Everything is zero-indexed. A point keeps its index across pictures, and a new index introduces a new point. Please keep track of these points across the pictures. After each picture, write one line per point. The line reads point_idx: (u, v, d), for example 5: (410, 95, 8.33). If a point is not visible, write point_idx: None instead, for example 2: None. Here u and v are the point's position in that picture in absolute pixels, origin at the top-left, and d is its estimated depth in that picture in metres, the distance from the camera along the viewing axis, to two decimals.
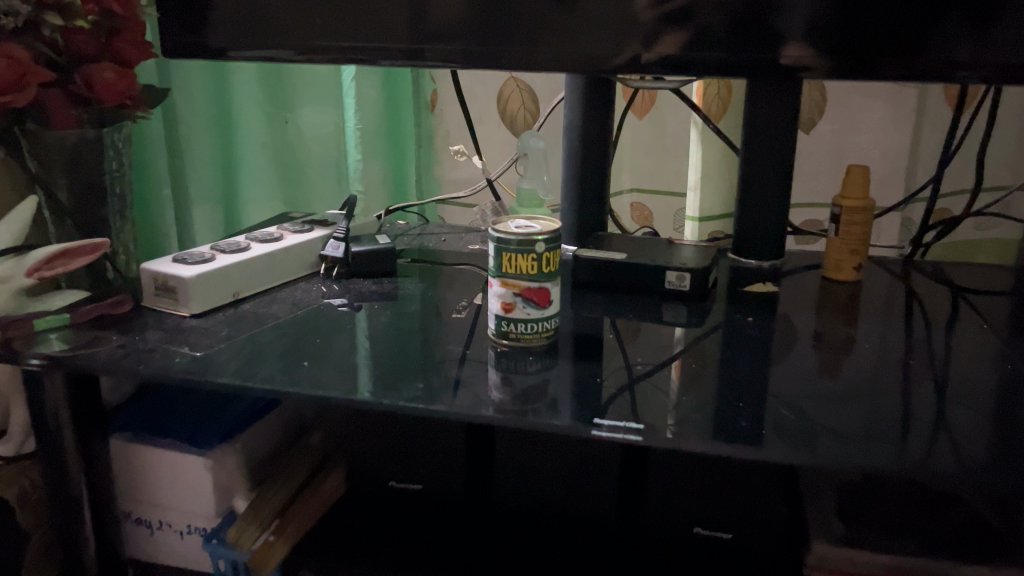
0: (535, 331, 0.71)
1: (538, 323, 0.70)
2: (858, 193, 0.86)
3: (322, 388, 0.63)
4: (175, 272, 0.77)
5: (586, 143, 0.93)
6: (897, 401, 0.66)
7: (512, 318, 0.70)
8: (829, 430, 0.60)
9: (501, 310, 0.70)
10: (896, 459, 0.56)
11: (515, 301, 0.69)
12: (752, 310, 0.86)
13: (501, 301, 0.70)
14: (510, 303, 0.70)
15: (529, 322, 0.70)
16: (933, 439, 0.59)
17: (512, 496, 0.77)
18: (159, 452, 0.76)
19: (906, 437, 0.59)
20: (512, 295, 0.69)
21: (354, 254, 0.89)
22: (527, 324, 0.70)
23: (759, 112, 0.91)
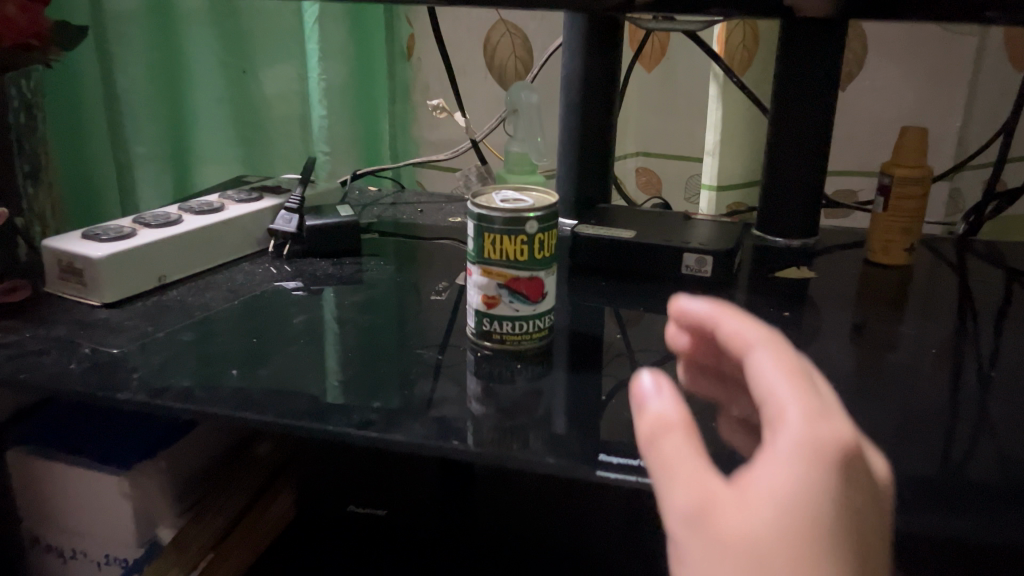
0: (525, 331, 0.57)
1: (528, 322, 0.57)
2: (914, 161, 0.72)
3: (251, 407, 0.49)
4: (82, 251, 0.62)
5: (586, 99, 0.79)
6: (972, 418, 0.53)
7: (496, 315, 0.56)
8: (896, 462, 0.47)
9: (484, 305, 0.56)
10: (965, 500, 0.43)
11: (500, 293, 0.55)
12: (783, 299, 0.72)
13: (483, 293, 0.56)
14: (493, 296, 0.55)
15: (518, 320, 0.56)
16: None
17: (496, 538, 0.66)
18: (65, 472, 0.62)
19: (996, 472, 0.46)
20: (496, 286, 0.55)
21: (310, 228, 0.75)
22: (514, 322, 0.56)
23: (795, 62, 0.76)
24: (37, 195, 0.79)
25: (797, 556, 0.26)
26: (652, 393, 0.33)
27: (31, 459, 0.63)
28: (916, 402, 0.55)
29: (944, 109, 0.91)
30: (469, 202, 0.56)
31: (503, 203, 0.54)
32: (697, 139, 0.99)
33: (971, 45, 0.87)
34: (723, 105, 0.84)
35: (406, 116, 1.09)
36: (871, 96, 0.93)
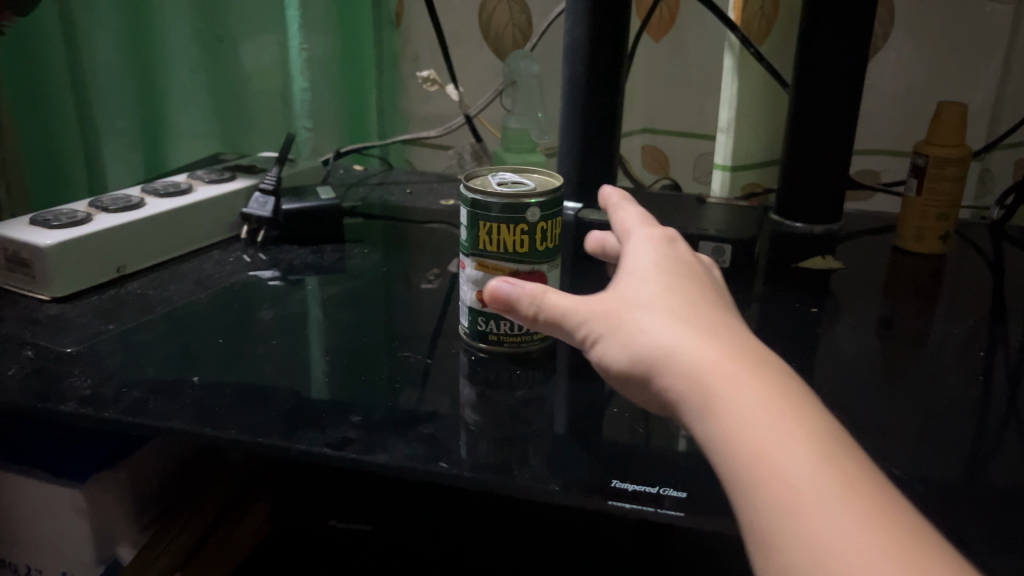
0: (524, 331, 0.51)
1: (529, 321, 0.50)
2: (951, 138, 0.66)
3: (211, 422, 0.43)
4: (27, 239, 0.55)
5: (589, 71, 0.72)
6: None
7: (491, 313, 0.50)
8: (953, 487, 0.41)
9: (479, 303, 0.50)
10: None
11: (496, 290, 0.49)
12: (806, 293, 0.66)
13: (476, 290, 0.49)
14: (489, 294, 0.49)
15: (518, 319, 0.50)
16: None
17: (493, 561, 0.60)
18: (13, 485, 0.56)
19: None
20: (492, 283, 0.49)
21: (287, 212, 0.68)
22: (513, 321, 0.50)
23: (820, 29, 0.69)
24: None
25: (677, 289, 0.38)
26: (509, 285, 0.43)
27: None
28: (965, 412, 0.49)
29: (976, 83, 0.84)
30: (462, 185, 0.50)
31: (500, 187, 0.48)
32: (708, 116, 0.93)
33: (1005, 15, 0.81)
34: (739, 78, 0.77)
35: (394, 88, 1.01)
36: (897, 70, 0.87)
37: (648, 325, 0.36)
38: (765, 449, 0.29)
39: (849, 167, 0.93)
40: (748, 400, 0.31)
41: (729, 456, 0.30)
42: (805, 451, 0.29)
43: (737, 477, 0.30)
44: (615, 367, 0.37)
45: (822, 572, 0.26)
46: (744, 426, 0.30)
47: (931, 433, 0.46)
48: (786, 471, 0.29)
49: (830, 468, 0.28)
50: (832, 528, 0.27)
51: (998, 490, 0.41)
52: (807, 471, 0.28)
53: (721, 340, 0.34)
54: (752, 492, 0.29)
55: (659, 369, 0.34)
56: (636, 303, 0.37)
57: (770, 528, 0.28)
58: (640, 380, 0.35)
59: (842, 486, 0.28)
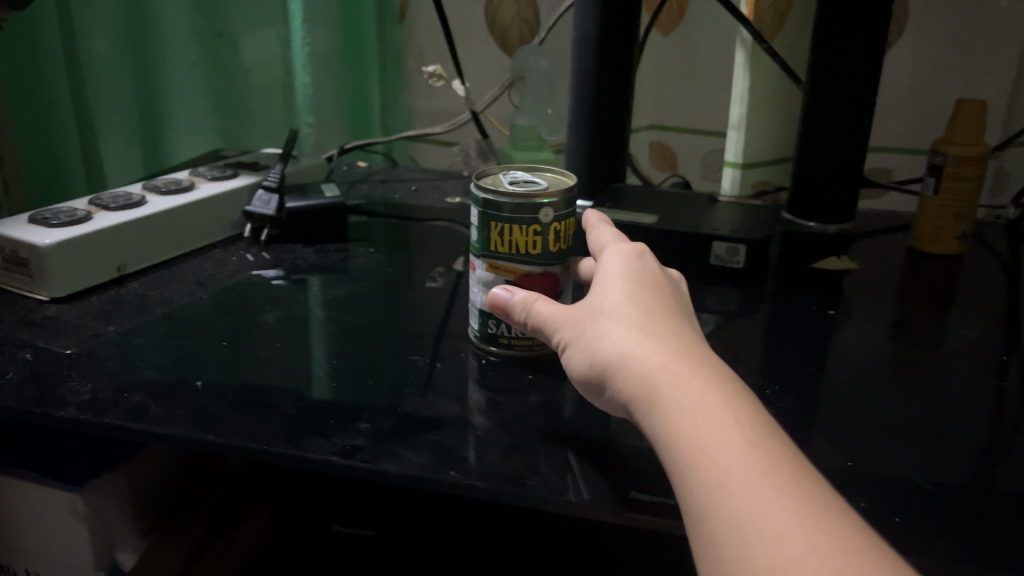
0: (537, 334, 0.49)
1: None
2: (970, 136, 0.64)
3: (213, 429, 0.41)
4: (25, 237, 0.54)
5: (600, 66, 0.70)
6: None
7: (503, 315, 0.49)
8: (979, 495, 0.40)
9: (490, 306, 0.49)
10: None
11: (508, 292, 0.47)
12: (820, 293, 0.65)
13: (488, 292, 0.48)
14: None
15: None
16: None
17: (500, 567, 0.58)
18: (11, 489, 0.55)
19: None
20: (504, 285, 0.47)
21: (290, 210, 0.67)
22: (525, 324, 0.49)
23: (836, 24, 0.67)
24: None
25: (636, 296, 0.40)
26: (508, 293, 0.45)
27: None
28: (989, 417, 0.47)
29: (990, 80, 0.83)
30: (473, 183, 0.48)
31: (512, 185, 0.46)
32: (718, 112, 0.91)
33: None
34: (751, 74, 0.75)
35: (398, 83, 0.99)
36: (910, 67, 0.85)
37: (605, 334, 0.38)
38: (698, 437, 0.31)
39: (864, 163, 0.92)
40: (687, 397, 0.33)
41: (668, 449, 0.32)
42: (733, 438, 0.31)
43: (674, 464, 0.32)
44: (580, 375, 0.39)
45: (746, 546, 0.27)
46: (681, 420, 0.32)
47: (955, 442, 0.44)
48: (715, 456, 0.30)
49: (755, 452, 0.30)
50: (752, 500, 0.28)
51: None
52: (733, 455, 0.30)
53: (676, 348, 0.36)
54: (686, 479, 0.31)
55: (612, 374, 0.36)
56: (597, 313, 0.40)
57: (699, 510, 0.30)
58: (599, 386, 0.38)
59: (764, 467, 0.29)
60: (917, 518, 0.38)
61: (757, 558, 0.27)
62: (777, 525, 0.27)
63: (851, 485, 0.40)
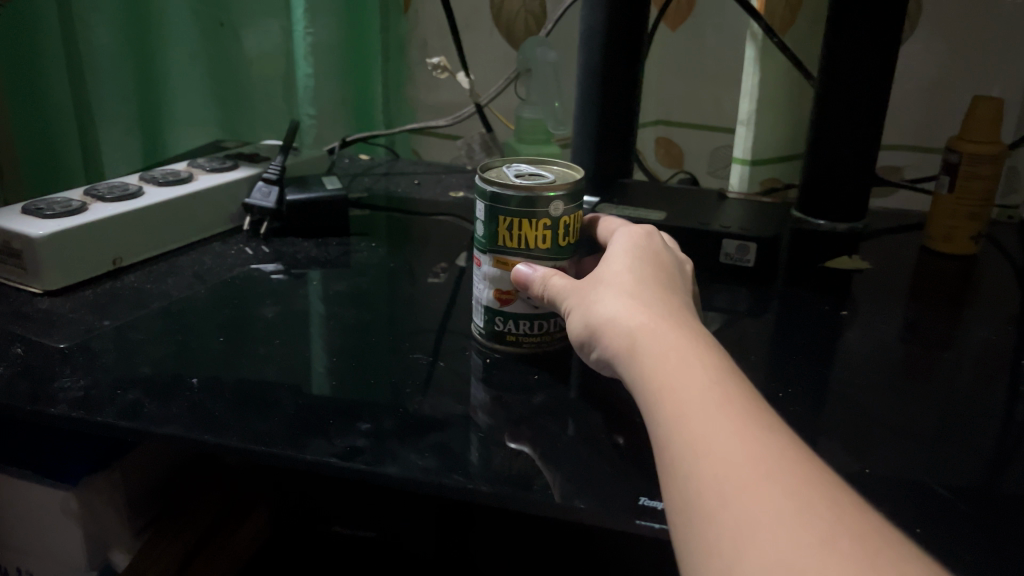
0: (543, 332, 0.48)
1: (549, 321, 0.48)
2: (985, 135, 0.63)
3: (208, 428, 0.40)
4: (18, 228, 0.52)
5: (608, 59, 0.68)
6: None
7: (509, 313, 0.47)
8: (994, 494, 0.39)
9: (497, 303, 0.47)
10: None
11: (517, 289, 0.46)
12: (831, 293, 0.64)
13: (495, 289, 0.47)
14: (508, 292, 0.46)
15: (536, 320, 0.47)
16: None
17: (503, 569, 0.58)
18: (3, 486, 0.54)
19: None
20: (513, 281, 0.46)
21: (290, 203, 0.66)
22: (532, 321, 0.47)
23: (850, 18, 0.66)
24: None
25: (634, 266, 0.41)
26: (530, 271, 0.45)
27: None
28: (1000, 418, 0.46)
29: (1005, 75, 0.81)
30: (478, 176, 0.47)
31: (518, 179, 0.45)
32: (726, 108, 0.90)
33: None
34: (762, 69, 0.74)
35: (402, 75, 0.98)
36: (923, 63, 0.84)
37: (600, 298, 0.39)
38: (666, 380, 0.33)
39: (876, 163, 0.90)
40: (661, 347, 0.34)
41: (641, 392, 0.34)
42: (697, 378, 0.32)
43: (644, 401, 0.33)
44: (579, 339, 0.40)
45: (690, 461, 0.29)
46: (654, 366, 0.34)
47: (971, 445, 0.43)
48: (678, 395, 0.31)
49: (712, 387, 0.31)
50: (701, 424, 0.30)
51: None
52: (694, 394, 0.31)
53: (659, 306, 0.37)
54: (653, 418, 0.32)
55: (602, 331, 0.38)
56: (597, 281, 0.41)
57: (662, 445, 0.31)
58: (592, 346, 0.39)
59: (720, 402, 0.30)
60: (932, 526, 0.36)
61: (696, 471, 0.28)
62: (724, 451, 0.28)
63: (869, 490, 0.39)
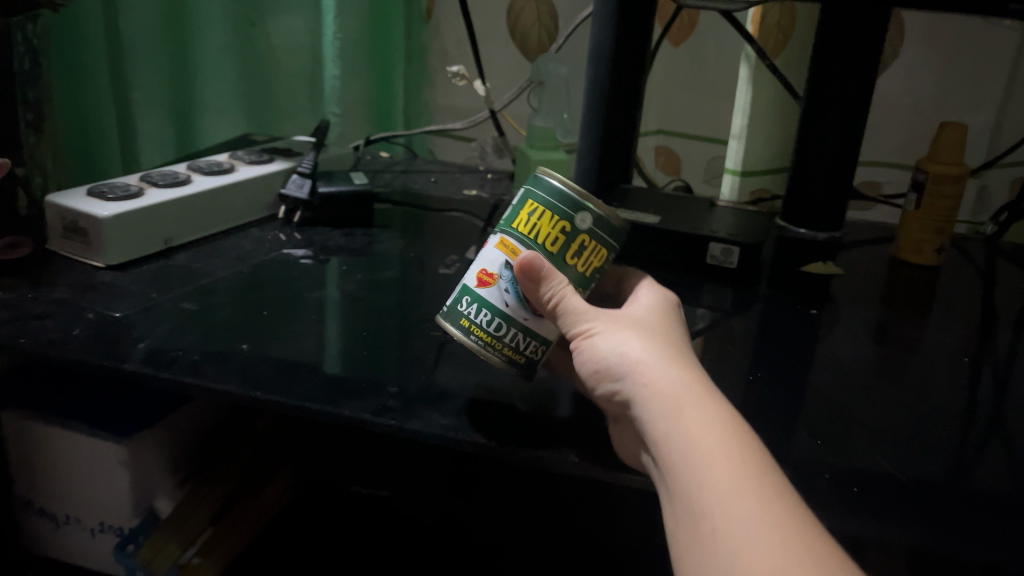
0: (497, 336, 0.44)
1: (510, 326, 0.43)
2: (952, 156, 0.70)
3: (259, 386, 0.47)
4: (87, 209, 0.59)
5: (614, 74, 0.75)
6: (992, 422, 0.52)
7: (479, 297, 0.44)
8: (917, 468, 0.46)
9: (474, 282, 0.44)
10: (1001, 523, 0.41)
11: (499, 273, 0.43)
12: (806, 295, 0.71)
13: (481, 268, 0.44)
14: (489, 274, 0.43)
15: (499, 317, 0.43)
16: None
17: None
18: (61, 437, 0.61)
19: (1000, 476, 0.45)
20: (501, 264, 0.43)
21: (321, 195, 0.73)
22: (492, 316, 0.43)
23: (835, 47, 0.72)
24: (38, 144, 0.74)
25: (663, 328, 0.44)
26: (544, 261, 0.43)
27: (27, 423, 0.61)
28: (937, 408, 0.53)
29: (976, 103, 0.89)
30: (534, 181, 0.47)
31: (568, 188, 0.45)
32: (723, 121, 0.97)
33: (1010, 39, 0.85)
34: (755, 88, 0.81)
35: (421, 79, 1.05)
36: (905, 88, 0.90)
37: (639, 341, 0.42)
38: (714, 453, 0.36)
39: (851, 179, 0.96)
40: (706, 415, 0.38)
41: (681, 451, 0.37)
42: (741, 460, 0.36)
43: (682, 463, 0.37)
44: (601, 366, 0.42)
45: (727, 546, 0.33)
46: (700, 433, 0.37)
47: (910, 431, 0.50)
48: (721, 475, 0.35)
49: (753, 474, 0.35)
50: (742, 510, 0.34)
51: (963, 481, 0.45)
52: (738, 472, 0.35)
53: (701, 378, 0.40)
54: (691, 483, 0.36)
55: (642, 372, 0.40)
56: (631, 324, 0.43)
57: (698, 513, 0.35)
58: (615, 377, 0.41)
59: (763, 490, 0.35)
60: (868, 489, 0.43)
61: (733, 555, 0.33)
62: (768, 541, 0.33)
63: (815, 459, 0.46)
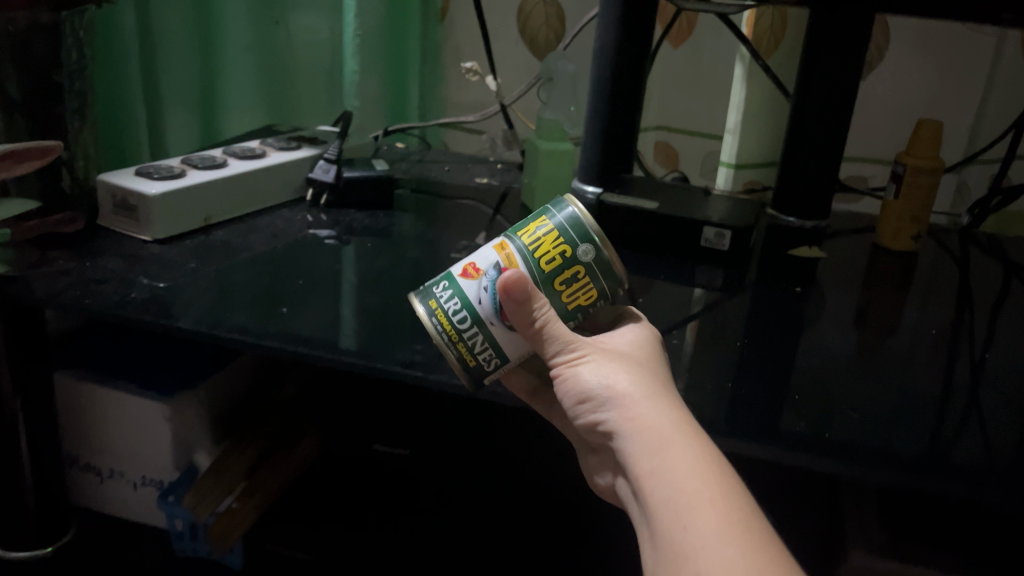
0: (456, 327, 0.46)
1: (474, 325, 0.46)
2: (927, 151, 0.76)
3: (299, 343, 0.53)
4: (137, 187, 0.65)
5: (618, 72, 0.81)
6: (952, 387, 0.58)
7: (456, 285, 0.47)
8: (881, 425, 0.52)
9: (459, 271, 0.47)
10: (950, 469, 0.48)
11: (486, 271, 0.46)
12: (793, 276, 0.77)
13: (469, 264, 0.47)
14: (474, 271, 0.47)
15: (466, 311, 0.46)
16: (995, 441, 0.51)
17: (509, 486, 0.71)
18: (110, 396, 0.67)
19: (953, 434, 0.51)
20: (491, 265, 0.46)
21: (345, 179, 0.79)
22: (460, 307, 0.46)
23: (823, 50, 0.78)
24: (81, 130, 0.76)
25: (649, 361, 0.46)
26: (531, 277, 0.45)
27: (78, 382, 0.67)
28: (906, 377, 0.59)
29: (955, 104, 0.95)
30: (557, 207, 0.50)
31: None
32: (719, 117, 1.03)
33: (989, 44, 0.91)
34: (748, 86, 0.87)
35: (436, 75, 1.11)
36: (890, 88, 0.96)
37: (626, 374, 0.44)
38: (699, 496, 0.38)
39: (837, 174, 1.02)
40: (693, 456, 0.40)
41: (666, 491, 0.39)
42: (727, 504, 0.37)
43: (663, 499, 0.39)
44: (585, 396, 0.44)
45: None
46: (686, 475, 0.39)
47: (878, 396, 0.56)
48: (707, 518, 0.37)
49: (730, 513, 0.37)
50: (717, 550, 0.36)
51: (924, 435, 0.51)
52: (723, 515, 0.37)
53: (685, 415, 0.42)
54: (676, 524, 0.38)
55: (629, 406, 0.42)
56: (618, 356, 0.45)
57: (681, 555, 0.37)
58: (601, 408, 0.43)
59: (746, 535, 0.36)
60: (837, 442, 0.50)
61: None
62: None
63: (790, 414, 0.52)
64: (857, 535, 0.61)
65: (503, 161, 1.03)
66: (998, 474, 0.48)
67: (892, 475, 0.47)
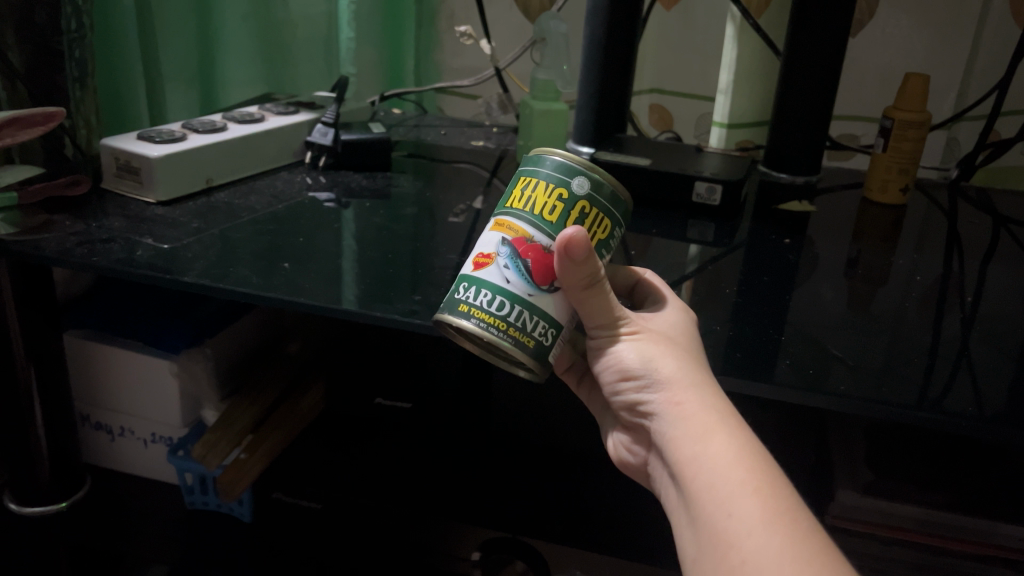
0: (500, 316, 0.43)
1: (514, 303, 0.43)
2: (914, 103, 0.79)
3: (302, 294, 0.55)
4: (138, 150, 0.68)
5: (609, 32, 0.82)
6: (936, 330, 0.60)
7: (477, 279, 0.44)
8: (862, 366, 0.54)
9: (472, 268, 0.45)
10: (929, 407, 0.49)
11: (497, 252, 0.44)
12: (784, 229, 0.78)
13: (478, 253, 0.45)
14: (487, 255, 0.44)
15: (501, 295, 0.43)
16: (971, 380, 0.53)
17: (506, 438, 0.74)
18: (122, 354, 0.71)
19: (934, 376, 0.53)
20: (498, 241, 0.44)
21: (343, 143, 0.81)
22: (494, 295, 0.43)
23: (810, 7, 0.79)
24: (83, 98, 0.75)
25: (691, 343, 0.46)
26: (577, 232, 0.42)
27: (90, 341, 0.71)
28: (896, 324, 0.60)
29: (947, 62, 0.95)
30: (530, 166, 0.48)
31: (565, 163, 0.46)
32: (711, 80, 1.04)
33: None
34: (739, 46, 0.88)
35: (431, 41, 1.11)
36: (880, 46, 0.97)
37: (670, 356, 0.44)
38: (744, 484, 0.38)
39: (829, 131, 1.04)
40: (737, 446, 0.40)
41: (709, 477, 0.39)
42: (773, 494, 0.38)
43: (707, 487, 0.39)
44: (630, 373, 0.44)
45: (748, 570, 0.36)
46: (731, 465, 0.39)
47: (867, 342, 0.58)
48: (754, 508, 0.37)
49: (773, 503, 0.37)
50: (762, 540, 0.36)
51: (915, 378, 0.53)
52: (769, 506, 0.37)
53: (728, 402, 0.42)
54: (720, 512, 0.38)
55: (675, 391, 0.43)
56: (662, 338, 0.45)
57: (725, 542, 0.37)
58: (645, 388, 0.44)
59: (792, 525, 0.36)
60: (823, 377, 0.52)
61: None
62: None
63: (774, 359, 0.54)
64: (844, 477, 0.64)
65: (499, 125, 1.05)
66: (982, 410, 0.49)
67: (874, 408, 0.50)
